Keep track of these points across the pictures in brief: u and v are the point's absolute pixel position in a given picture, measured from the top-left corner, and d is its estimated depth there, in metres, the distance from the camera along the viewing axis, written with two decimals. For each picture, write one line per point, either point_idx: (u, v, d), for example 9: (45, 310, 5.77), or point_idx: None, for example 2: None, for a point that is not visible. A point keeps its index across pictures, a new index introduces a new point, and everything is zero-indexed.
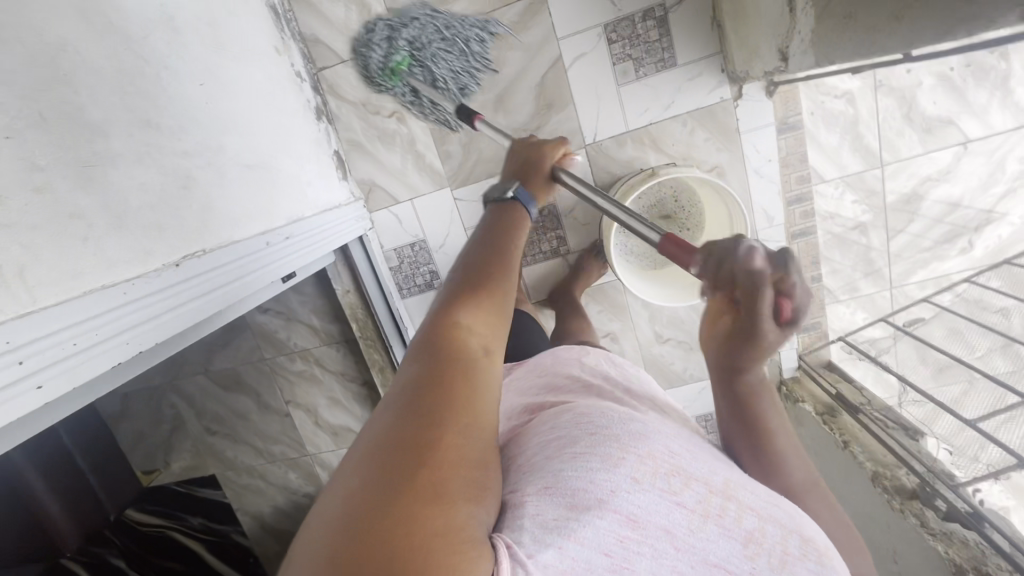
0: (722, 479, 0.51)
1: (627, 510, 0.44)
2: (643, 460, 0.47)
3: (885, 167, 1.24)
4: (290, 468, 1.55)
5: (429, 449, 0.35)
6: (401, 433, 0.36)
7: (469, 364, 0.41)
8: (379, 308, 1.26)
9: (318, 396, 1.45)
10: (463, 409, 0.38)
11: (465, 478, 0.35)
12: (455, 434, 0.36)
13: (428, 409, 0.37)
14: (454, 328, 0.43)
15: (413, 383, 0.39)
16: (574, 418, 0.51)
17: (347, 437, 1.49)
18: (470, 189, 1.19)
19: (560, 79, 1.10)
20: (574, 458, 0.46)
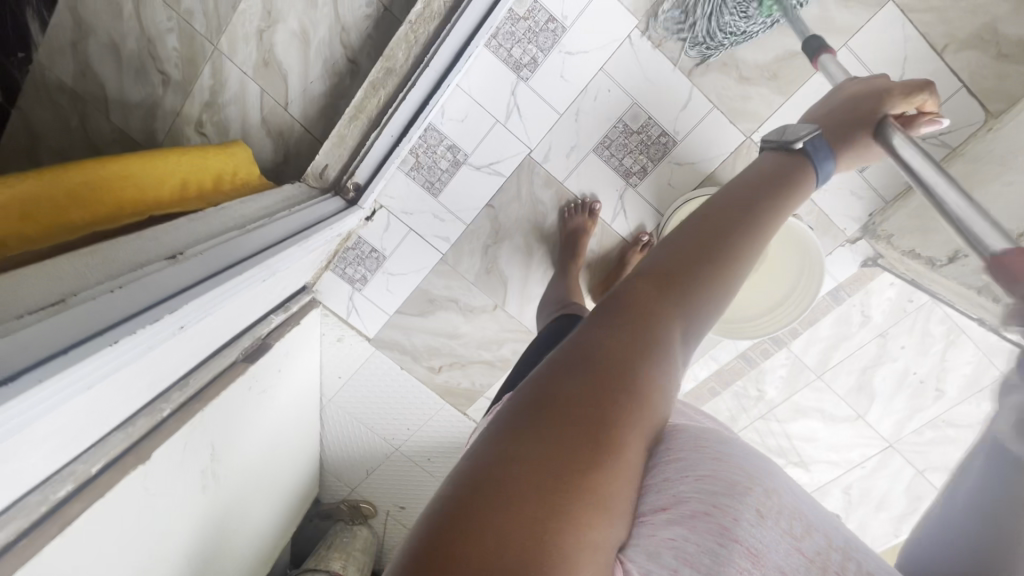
0: (844, 538, 0.42)
1: (750, 545, 0.37)
2: (769, 496, 0.40)
3: (818, 380, 1.40)
4: (179, 32, 1.15)
5: (593, 429, 0.35)
6: (598, 361, 0.38)
7: (653, 344, 0.40)
8: (462, 26, 0.98)
9: (293, 13, 1.10)
10: (633, 397, 0.37)
11: (616, 481, 0.35)
12: (620, 431, 0.36)
13: (616, 395, 0.37)
14: (650, 307, 0.42)
15: (597, 345, 0.39)
16: (688, 428, 0.46)
17: (272, 80, 1.16)
18: (647, 47, 1.01)
19: (806, 71, 1.00)
20: (698, 481, 0.40)
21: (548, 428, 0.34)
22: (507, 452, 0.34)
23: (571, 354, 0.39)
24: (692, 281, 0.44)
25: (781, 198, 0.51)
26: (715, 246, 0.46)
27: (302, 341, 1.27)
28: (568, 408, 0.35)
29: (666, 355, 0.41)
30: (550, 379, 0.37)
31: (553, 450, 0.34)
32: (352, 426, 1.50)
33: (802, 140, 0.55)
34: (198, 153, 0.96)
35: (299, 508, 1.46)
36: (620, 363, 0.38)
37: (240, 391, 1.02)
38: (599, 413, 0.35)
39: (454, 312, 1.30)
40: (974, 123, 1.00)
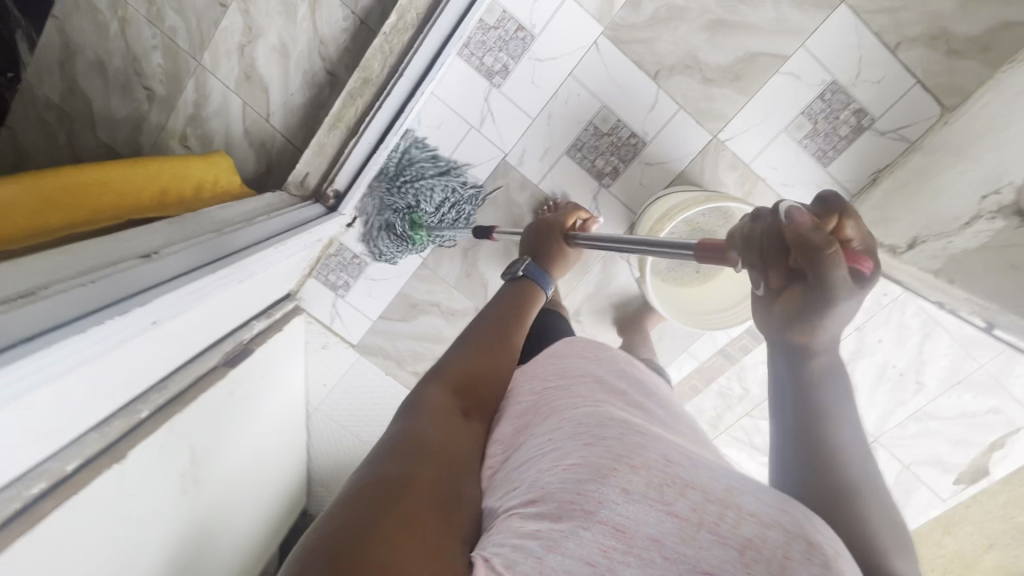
0: (728, 488, 0.43)
1: (613, 521, 0.41)
2: (637, 470, 0.43)
3: None
4: (164, 49, 1.19)
5: (411, 483, 0.44)
6: (407, 443, 0.49)
7: (444, 422, 0.54)
8: (435, 35, 1.02)
9: (273, 28, 1.14)
10: (433, 454, 0.49)
11: (441, 515, 0.44)
12: (431, 474, 0.47)
13: (424, 457, 0.48)
14: (438, 407, 0.56)
15: (406, 432, 0.51)
16: (572, 423, 0.51)
17: (254, 93, 1.19)
18: (614, 51, 1.05)
19: (767, 72, 1.03)
20: (565, 473, 0.45)
21: (379, 493, 0.42)
22: (355, 519, 0.40)
23: (389, 445, 0.50)
24: (463, 383, 0.61)
25: (518, 300, 0.79)
26: (482, 350, 0.66)
27: (286, 348, 1.29)
28: (390, 473, 0.45)
29: (455, 431, 0.55)
30: (376, 464, 0.47)
31: (380, 505, 0.41)
32: (338, 435, 1.50)
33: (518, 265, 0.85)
34: (173, 163, 0.97)
35: (285, 519, 1.45)
36: (424, 440, 0.50)
37: (221, 394, 1.03)
38: (413, 470, 0.46)
39: (436, 316, 1.31)
40: (932, 116, 1.03)
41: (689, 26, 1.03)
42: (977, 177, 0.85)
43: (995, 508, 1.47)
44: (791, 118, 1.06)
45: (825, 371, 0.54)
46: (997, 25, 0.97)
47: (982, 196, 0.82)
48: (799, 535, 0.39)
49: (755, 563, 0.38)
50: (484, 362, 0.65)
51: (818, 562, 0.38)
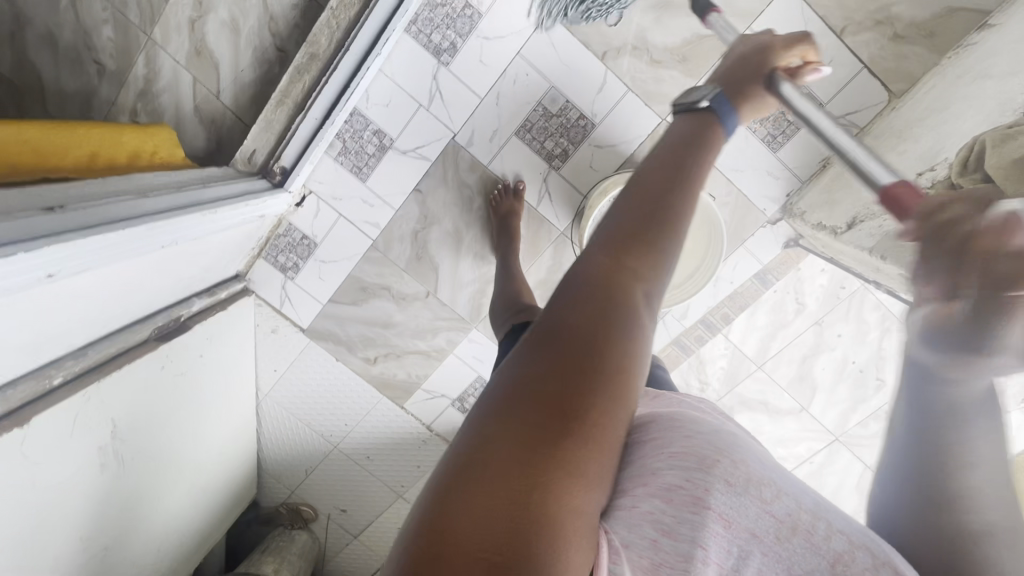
0: (813, 498, 0.45)
1: (721, 512, 0.41)
2: (740, 465, 0.43)
3: (760, 371, 1.39)
4: (114, 23, 1.18)
5: (560, 421, 0.36)
6: (554, 361, 0.38)
7: (611, 318, 0.40)
8: (380, 10, 1.01)
9: (223, 4, 1.13)
10: (592, 387, 0.38)
11: (592, 464, 0.37)
12: (596, 411, 0.37)
13: (573, 385, 0.37)
14: (605, 292, 0.41)
15: (548, 342, 0.39)
16: (664, 415, 0.49)
17: (204, 69, 1.18)
18: (561, 31, 1.04)
19: (713, 54, 1.03)
20: (674, 461, 0.43)
21: (520, 430, 0.36)
22: (481, 449, 0.36)
23: (515, 373, 0.39)
24: (641, 247, 0.43)
25: (689, 150, 0.47)
26: (628, 240, 0.43)
27: (231, 329, 1.26)
28: (530, 397, 0.37)
29: (636, 333, 0.41)
30: (494, 401, 0.38)
31: (519, 449, 0.35)
32: (290, 423, 1.47)
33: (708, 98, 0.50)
34: (110, 130, 0.96)
35: (230, 508, 1.42)
36: (577, 358, 0.38)
37: (151, 368, 0.99)
38: (564, 403, 0.37)
39: (387, 300, 1.29)
40: (880, 102, 1.02)
41: (636, 7, 1.02)
42: (918, 156, 0.85)
43: None
44: None
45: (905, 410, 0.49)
46: (942, 11, 0.96)
47: (919, 174, 0.82)
48: (887, 562, 0.41)
49: (846, 574, 0.41)
50: (644, 254, 0.43)
51: None
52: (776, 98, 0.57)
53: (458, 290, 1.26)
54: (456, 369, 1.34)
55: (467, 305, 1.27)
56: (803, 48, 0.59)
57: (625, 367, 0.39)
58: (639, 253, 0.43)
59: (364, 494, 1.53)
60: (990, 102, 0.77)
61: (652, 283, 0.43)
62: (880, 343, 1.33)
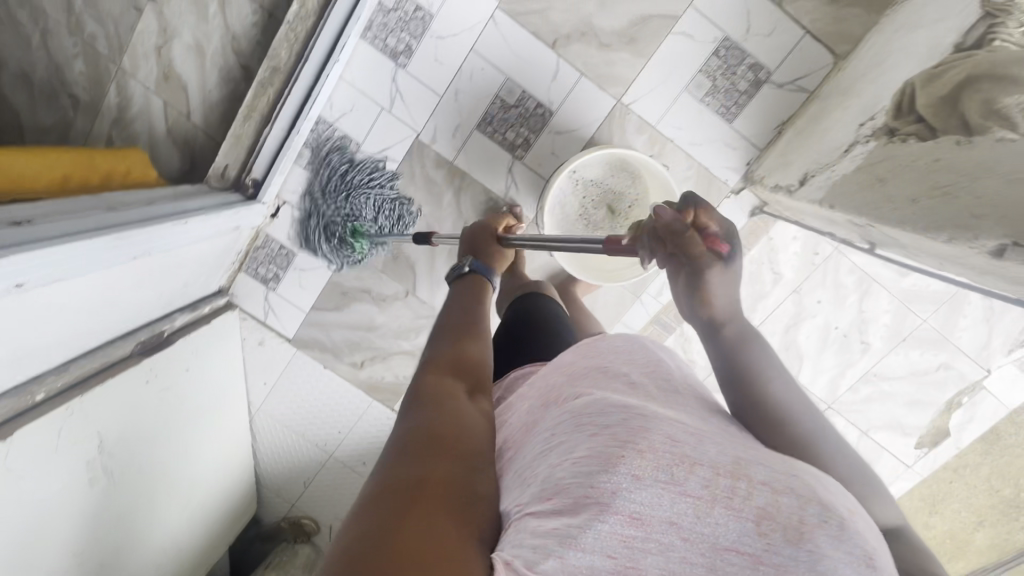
0: (732, 458, 0.45)
1: (628, 509, 0.41)
2: (645, 454, 0.43)
3: None
4: (85, 56, 1.22)
5: (419, 484, 0.44)
6: (418, 437, 0.48)
7: (449, 405, 0.53)
8: (334, 19, 1.06)
9: (187, 28, 1.18)
10: (442, 447, 0.48)
11: (457, 505, 0.44)
12: (445, 467, 0.46)
13: (432, 452, 0.47)
14: (440, 393, 0.54)
15: (414, 428, 0.50)
16: (576, 416, 0.49)
17: (173, 92, 1.22)
18: (510, 25, 1.08)
19: (660, 33, 1.06)
20: (575, 467, 0.44)
21: (396, 496, 0.43)
22: (372, 528, 0.40)
23: (394, 446, 0.49)
24: (461, 363, 0.60)
25: (473, 300, 0.73)
26: (451, 366, 0.59)
27: (217, 343, 1.28)
28: (399, 478, 0.44)
29: (466, 411, 0.53)
30: (381, 471, 0.46)
31: (395, 513, 0.41)
32: (284, 436, 1.47)
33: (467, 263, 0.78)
34: (78, 156, 0.98)
35: (229, 525, 1.42)
36: (428, 433, 0.49)
37: (135, 383, 1.01)
38: (422, 468, 0.45)
39: (368, 303, 1.31)
40: (825, 66, 1.05)
41: None
42: (860, 108, 0.86)
43: (974, 477, 1.41)
44: (689, 77, 1.08)
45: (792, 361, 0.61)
46: None
47: (860, 125, 0.83)
48: (812, 499, 0.42)
49: (770, 531, 0.40)
50: (463, 365, 0.59)
51: (833, 525, 0.40)
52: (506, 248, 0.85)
53: (436, 287, 1.28)
54: None
55: (446, 301, 1.29)
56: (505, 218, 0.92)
57: (469, 430, 0.51)
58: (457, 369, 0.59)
59: None
60: (920, 50, 0.80)
61: (474, 383, 0.58)
62: (859, 306, 1.34)
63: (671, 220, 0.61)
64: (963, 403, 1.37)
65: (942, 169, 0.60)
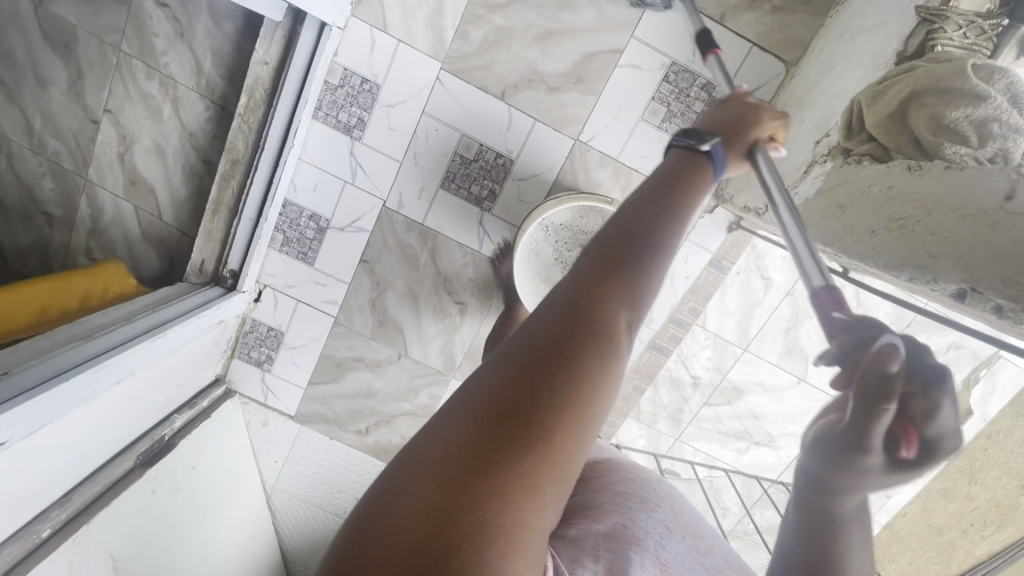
0: (737, 564, 0.57)
1: (659, 550, 0.49)
2: (678, 518, 0.54)
3: (748, 353, 1.37)
4: (52, 174, 1.24)
5: (523, 425, 0.35)
6: (536, 358, 0.38)
7: (596, 333, 0.40)
8: (282, 107, 1.06)
9: (145, 133, 1.19)
10: (566, 387, 0.37)
11: (555, 477, 0.35)
12: (563, 423, 0.36)
13: (548, 386, 0.36)
14: (588, 307, 0.41)
15: (538, 343, 0.39)
16: (616, 473, 0.59)
17: (141, 195, 1.24)
18: (457, 83, 1.08)
19: (606, 67, 1.05)
20: (622, 499, 0.53)
21: (487, 429, 0.35)
22: (444, 453, 0.34)
23: (512, 349, 0.39)
24: (623, 268, 0.44)
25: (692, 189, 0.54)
26: (609, 266, 0.45)
27: (220, 433, 1.29)
28: (499, 404, 0.36)
29: (616, 353, 0.40)
30: (485, 373, 0.38)
31: (478, 447, 0.34)
32: (302, 508, 1.48)
33: (708, 141, 0.57)
34: (60, 279, 1.02)
35: None
36: (555, 360, 0.38)
37: (142, 494, 1.02)
38: (535, 411, 0.35)
39: (363, 370, 1.31)
40: (778, 74, 1.03)
41: (521, 43, 1.05)
42: (815, 122, 0.85)
43: (1008, 443, 1.35)
44: (643, 107, 1.07)
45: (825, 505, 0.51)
46: None
47: (816, 142, 0.81)
48: None
49: None
50: (625, 279, 0.44)
51: None
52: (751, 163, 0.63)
53: (427, 345, 1.28)
54: None
55: (440, 358, 1.29)
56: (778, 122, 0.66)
57: (602, 377, 0.38)
58: (615, 279, 0.44)
59: None
60: (866, 59, 0.78)
61: (630, 311, 0.43)
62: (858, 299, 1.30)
63: (880, 368, 0.41)
64: (981, 376, 1.33)
65: (897, 199, 0.59)
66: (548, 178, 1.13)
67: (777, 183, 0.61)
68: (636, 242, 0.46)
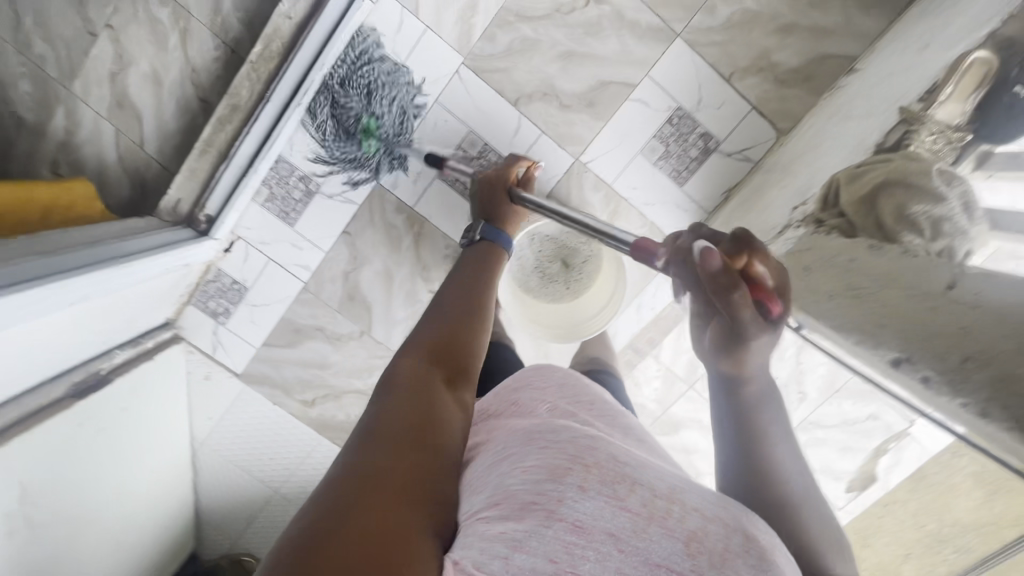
0: (667, 484, 0.48)
1: (570, 518, 0.43)
2: (591, 468, 0.46)
3: (692, 391, 1.44)
4: (30, 76, 1.17)
5: (387, 479, 0.42)
6: (385, 429, 0.46)
7: (428, 394, 0.51)
8: (297, 64, 1.05)
9: (145, 58, 1.15)
10: (410, 442, 0.45)
11: (412, 505, 0.42)
12: (411, 462, 0.44)
13: (404, 446, 0.45)
14: (415, 380, 0.52)
15: (386, 416, 0.47)
16: (528, 433, 0.52)
17: (127, 120, 1.19)
18: (475, 80, 1.11)
19: (617, 98, 1.11)
20: (525, 475, 0.46)
21: (358, 491, 0.40)
22: (323, 517, 0.38)
23: (370, 427, 0.46)
24: (444, 347, 0.57)
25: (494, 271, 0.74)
26: (434, 350, 0.57)
27: (159, 379, 1.23)
28: (365, 469, 0.42)
29: (441, 404, 0.51)
30: (348, 455, 0.44)
31: (354, 508, 0.39)
32: (227, 469, 1.43)
33: (477, 232, 0.81)
34: (17, 187, 0.95)
35: (164, 562, 1.37)
36: (405, 424, 0.47)
37: (65, 428, 0.96)
38: (390, 463, 0.43)
39: (322, 340, 1.30)
40: (769, 138, 1.12)
41: (543, 57, 1.09)
42: (794, 190, 0.93)
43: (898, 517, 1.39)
44: (643, 143, 1.13)
45: (760, 394, 0.64)
46: (814, 57, 1.07)
47: (793, 207, 0.89)
48: (735, 526, 0.47)
49: (698, 554, 0.43)
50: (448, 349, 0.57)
51: (754, 553, 0.45)
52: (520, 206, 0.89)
53: (392, 327, 1.28)
54: None
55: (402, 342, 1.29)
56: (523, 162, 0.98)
57: (438, 427, 0.49)
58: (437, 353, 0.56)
59: None
60: (848, 143, 0.87)
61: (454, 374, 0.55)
62: (798, 359, 1.39)
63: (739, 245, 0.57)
64: (889, 448, 1.40)
65: (856, 271, 0.68)
66: (542, 190, 1.17)
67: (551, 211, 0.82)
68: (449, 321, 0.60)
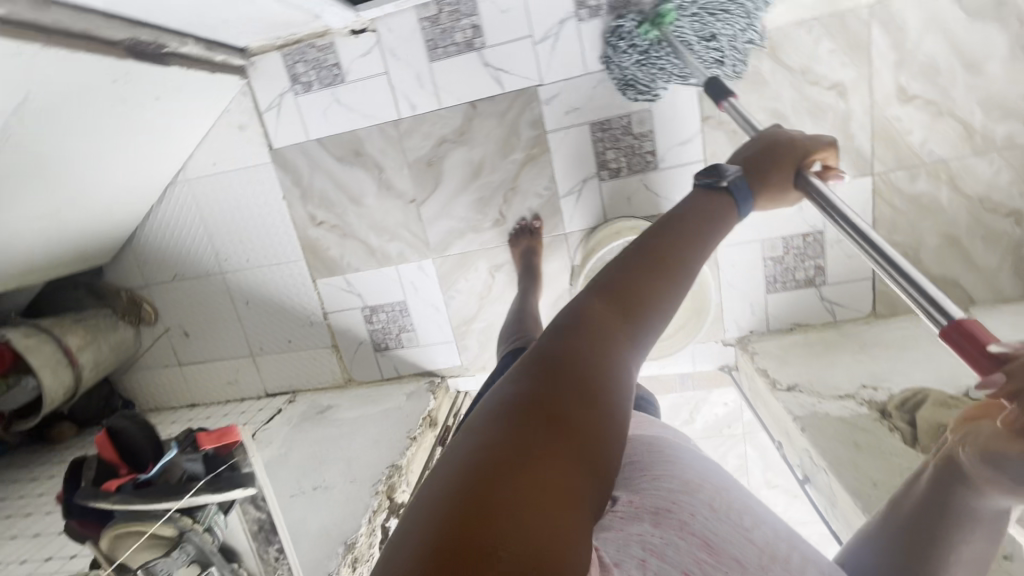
0: (785, 529, 0.49)
1: (700, 533, 0.41)
2: (718, 495, 0.45)
3: None
4: None
5: (553, 444, 0.32)
6: (547, 378, 0.35)
7: (600, 345, 0.38)
8: None
9: None
10: (569, 402, 0.34)
11: (583, 482, 0.31)
12: (592, 435, 0.34)
13: (559, 409, 0.34)
14: (593, 322, 0.39)
15: (549, 362, 0.36)
16: (653, 450, 0.51)
17: None
18: None
19: None
20: (660, 484, 0.45)
21: (507, 458, 0.30)
22: (471, 484, 0.29)
23: (525, 368, 0.37)
24: (629, 287, 0.42)
25: (706, 213, 0.50)
26: (615, 288, 0.42)
27: (200, 96, 1.09)
28: (522, 427, 0.32)
29: (623, 357, 0.39)
30: (490, 407, 0.35)
31: (501, 481, 0.29)
32: (190, 218, 1.31)
33: (729, 178, 0.52)
34: None
35: (73, 255, 1.24)
36: (570, 376, 0.35)
37: (103, 72, 0.85)
38: (548, 422, 0.33)
39: (372, 178, 1.20)
40: (861, 312, 1.15)
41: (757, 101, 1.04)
42: (868, 370, 0.97)
43: None
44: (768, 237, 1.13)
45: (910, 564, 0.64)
46: (948, 279, 1.10)
47: (864, 384, 0.93)
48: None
49: None
50: (643, 296, 0.42)
51: None
52: (802, 190, 0.58)
53: (442, 216, 1.21)
54: (388, 282, 1.29)
55: (439, 234, 1.22)
56: (830, 155, 0.60)
57: (608, 387, 0.36)
58: (622, 292, 0.42)
59: (217, 331, 1.42)
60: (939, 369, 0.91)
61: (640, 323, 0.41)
62: None
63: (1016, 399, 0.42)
64: None
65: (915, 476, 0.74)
66: (662, 207, 1.13)
67: (843, 219, 0.56)
68: (660, 248, 0.45)
